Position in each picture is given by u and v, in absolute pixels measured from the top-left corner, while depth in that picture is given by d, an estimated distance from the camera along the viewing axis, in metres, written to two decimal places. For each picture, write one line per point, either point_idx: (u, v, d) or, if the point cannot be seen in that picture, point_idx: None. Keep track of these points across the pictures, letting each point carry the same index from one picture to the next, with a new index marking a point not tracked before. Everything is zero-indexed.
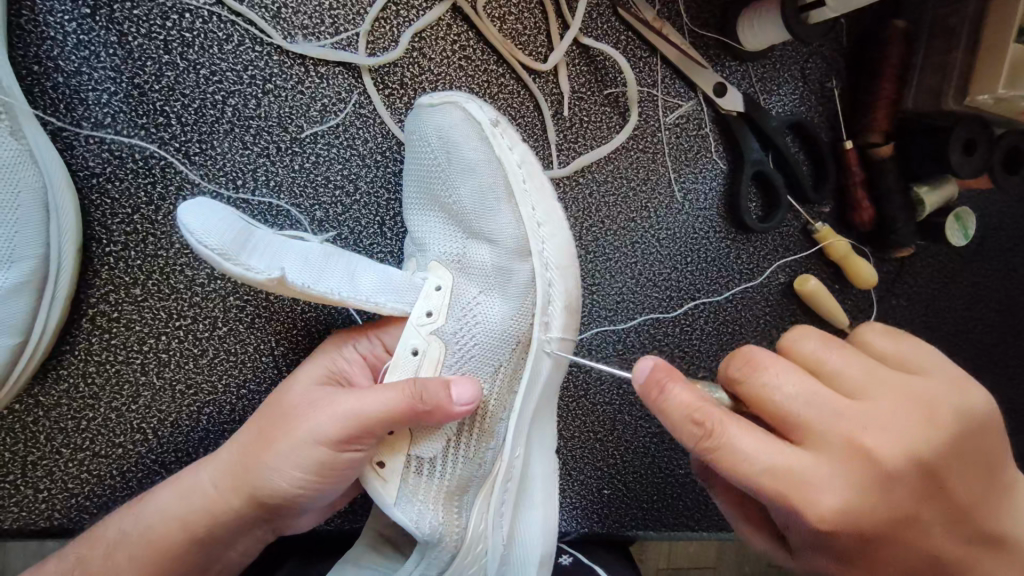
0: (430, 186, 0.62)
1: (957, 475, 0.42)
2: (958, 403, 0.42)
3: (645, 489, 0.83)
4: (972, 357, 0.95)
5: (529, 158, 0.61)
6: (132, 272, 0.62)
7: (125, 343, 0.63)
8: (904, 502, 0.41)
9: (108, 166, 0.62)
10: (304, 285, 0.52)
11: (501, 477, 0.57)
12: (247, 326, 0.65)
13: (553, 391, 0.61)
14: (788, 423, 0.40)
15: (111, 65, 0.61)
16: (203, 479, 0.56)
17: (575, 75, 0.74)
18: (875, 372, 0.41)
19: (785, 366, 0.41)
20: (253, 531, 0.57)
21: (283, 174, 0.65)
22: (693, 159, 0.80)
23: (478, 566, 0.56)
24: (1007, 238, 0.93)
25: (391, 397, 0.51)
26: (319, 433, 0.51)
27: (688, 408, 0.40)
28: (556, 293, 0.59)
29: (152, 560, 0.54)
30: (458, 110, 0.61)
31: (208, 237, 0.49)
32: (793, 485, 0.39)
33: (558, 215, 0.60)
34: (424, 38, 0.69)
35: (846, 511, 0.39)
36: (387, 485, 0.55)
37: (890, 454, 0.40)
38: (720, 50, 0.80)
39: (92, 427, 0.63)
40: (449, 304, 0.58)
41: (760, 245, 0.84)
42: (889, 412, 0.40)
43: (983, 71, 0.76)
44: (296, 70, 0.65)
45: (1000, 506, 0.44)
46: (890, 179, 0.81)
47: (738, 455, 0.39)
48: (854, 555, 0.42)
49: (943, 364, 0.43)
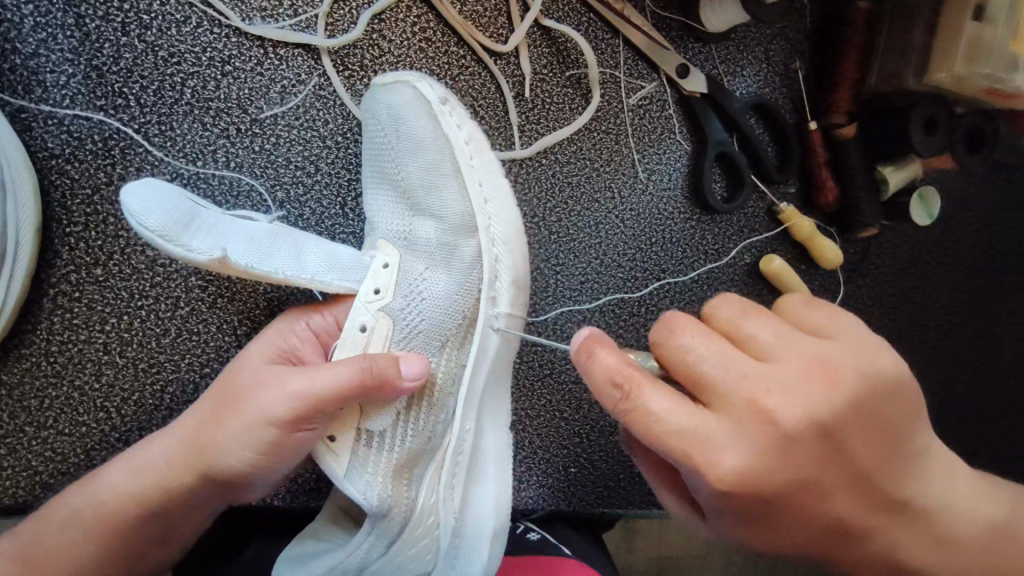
0: (382, 164, 0.63)
1: (860, 438, 0.43)
2: (864, 365, 0.42)
3: (611, 467, 0.84)
4: (941, 337, 0.96)
5: (476, 135, 0.62)
6: (93, 252, 0.63)
7: (87, 322, 0.64)
8: (804, 463, 0.42)
9: (67, 147, 0.62)
10: (247, 265, 0.54)
11: (451, 450, 0.59)
12: (210, 306, 0.66)
13: (505, 364, 0.63)
14: (703, 384, 0.41)
15: (68, 46, 0.62)
16: (156, 454, 0.57)
17: (536, 57, 0.75)
18: (786, 335, 0.42)
19: (700, 328, 0.42)
20: (208, 505, 0.59)
21: (243, 154, 0.66)
22: (657, 139, 0.81)
23: (429, 537, 0.58)
24: (972, 219, 0.94)
25: (341, 374, 0.52)
26: (269, 411, 0.53)
27: (611, 370, 0.42)
28: (503, 268, 0.60)
29: (109, 530, 0.56)
30: (410, 87, 0.62)
31: (151, 220, 0.54)
32: (690, 444, 0.40)
33: (506, 188, 0.61)
34: (384, 20, 0.69)
35: (745, 472, 0.40)
36: (337, 459, 0.57)
37: (792, 414, 0.40)
38: (683, 32, 0.81)
39: (55, 405, 0.64)
40: (397, 280, 0.59)
41: (725, 226, 0.85)
42: (796, 377, 0.41)
43: (940, 52, 0.77)
44: (256, 52, 0.66)
45: (899, 468, 0.46)
46: (851, 159, 0.82)
47: (649, 416, 0.40)
48: (756, 513, 0.43)
49: (854, 328, 0.44)
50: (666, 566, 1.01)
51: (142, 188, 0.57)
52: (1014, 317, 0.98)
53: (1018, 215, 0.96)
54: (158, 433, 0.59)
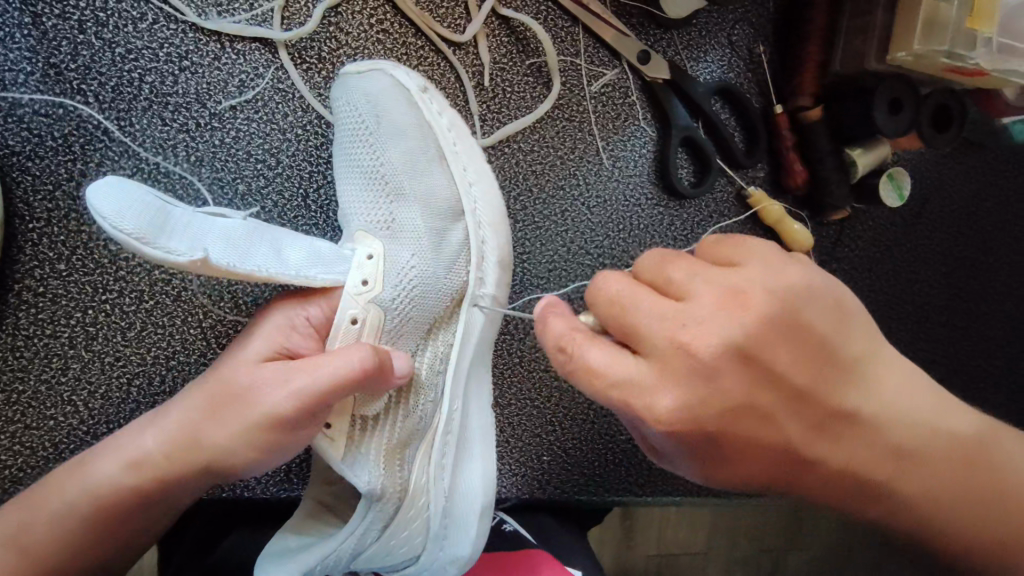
0: (358, 147, 0.64)
1: (786, 353, 0.43)
2: (772, 286, 0.43)
3: (585, 455, 0.84)
4: (920, 320, 0.95)
5: (457, 122, 0.67)
6: (56, 247, 0.65)
7: (52, 317, 0.65)
8: (734, 391, 0.43)
9: (28, 144, 0.64)
10: (229, 265, 0.52)
11: (441, 429, 0.62)
12: (175, 299, 0.67)
13: (488, 343, 0.67)
14: (628, 332, 0.43)
15: (26, 45, 0.64)
16: (151, 446, 0.56)
17: (495, 46, 0.76)
18: (700, 273, 0.44)
19: (628, 280, 0.44)
20: (203, 489, 0.59)
21: (203, 148, 0.67)
22: (621, 127, 0.81)
23: (421, 517, 0.59)
24: (945, 199, 0.94)
25: (342, 364, 0.51)
26: (278, 406, 0.52)
27: (560, 334, 0.44)
28: (490, 249, 0.65)
29: (70, 521, 0.55)
30: (385, 76, 0.66)
31: (124, 221, 0.51)
32: (629, 391, 0.42)
33: (488, 172, 0.67)
34: (340, 12, 0.70)
35: (680, 409, 0.42)
36: (335, 445, 0.56)
37: (710, 344, 0.41)
38: (643, 18, 0.81)
39: (22, 400, 0.64)
40: (384, 271, 0.60)
41: (693, 211, 0.84)
42: (712, 310, 0.42)
43: (900, 30, 0.77)
44: (212, 47, 0.67)
45: (835, 382, 0.45)
46: (818, 141, 0.82)
47: (590, 370, 0.42)
48: (701, 444, 0.44)
49: (759, 253, 0.45)
50: (664, 560, 1.00)
51: (107, 186, 0.54)
52: (992, 297, 0.98)
53: (990, 195, 0.96)
54: (147, 421, 0.57)
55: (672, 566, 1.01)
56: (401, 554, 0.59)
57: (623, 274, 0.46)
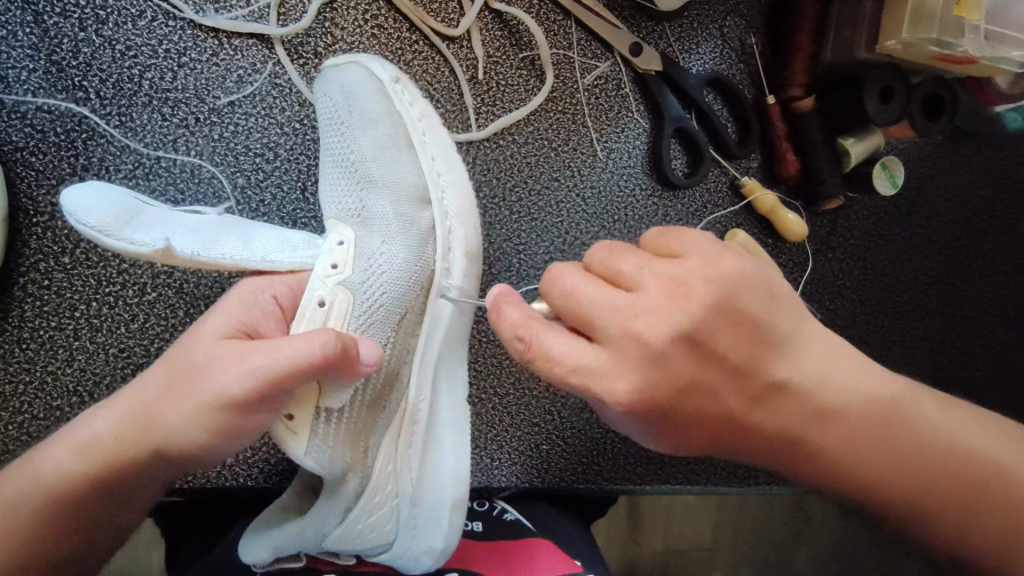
0: (331, 134, 0.66)
1: (727, 333, 0.46)
2: (713, 274, 0.45)
3: (584, 443, 0.85)
4: (918, 309, 0.96)
5: (427, 113, 0.70)
6: (60, 241, 0.66)
7: (57, 309, 0.66)
8: (683, 371, 0.45)
9: (31, 140, 0.66)
10: (192, 255, 0.55)
11: (408, 418, 0.64)
12: (177, 292, 0.69)
13: (459, 336, 0.69)
14: (585, 321, 0.45)
15: (28, 43, 0.65)
16: (102, 431, 0.54)
17: (489, 39, 0.77)
18: (646, 266, 0.45)
19: (579, 273, 0.46)
20: (162, 475, 0.58)
21: (202, 143, 0.69)
22: (615, 118, 0.82)
23: (389, 505, 0.60)
24: (940, 187, 0.95)
25: (301, 349, 0.49)
26: (223, 388, 0.49)
27: (515, 323, 0.45)
28: (456, 239, 0.68)
29: (46, 503, 0.54)
30: (361, 66, 0.69)
31: (91, 217, 0.56)
32: (585, 376, 0.44)
33: (456, 161, 0.69)
34: (336, 8, 0.72)
35: (637, 392, 0.44)
36: (297, 438, 0.55)
37: (661, 332, 0.44)
38: (634, 11, 0.83)
39: (28, 391, 0.66)
40: (353, 257, 0.61)
41: (688, 202, 0.85)
42: (660, 299, 0.44)
43: (890, 19, 0.78)
44: (210, 43, 0.69)
45: (770, 357, 0.47)
46: (811, 130, 0.82)
47: (548, 359, 0.44)
48: (653, 420, 0.47)
49: (699, 243, 0.46)
50: (670, 557, 1.01)
51: (82, 190, 0.60)
52: (989, 285, 0.99)
53: (986, 183, 0.97)
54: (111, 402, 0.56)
55: (678, 562, 1.02)
56: (372, 541, 0.60)
57: (575, 266, 0.47)
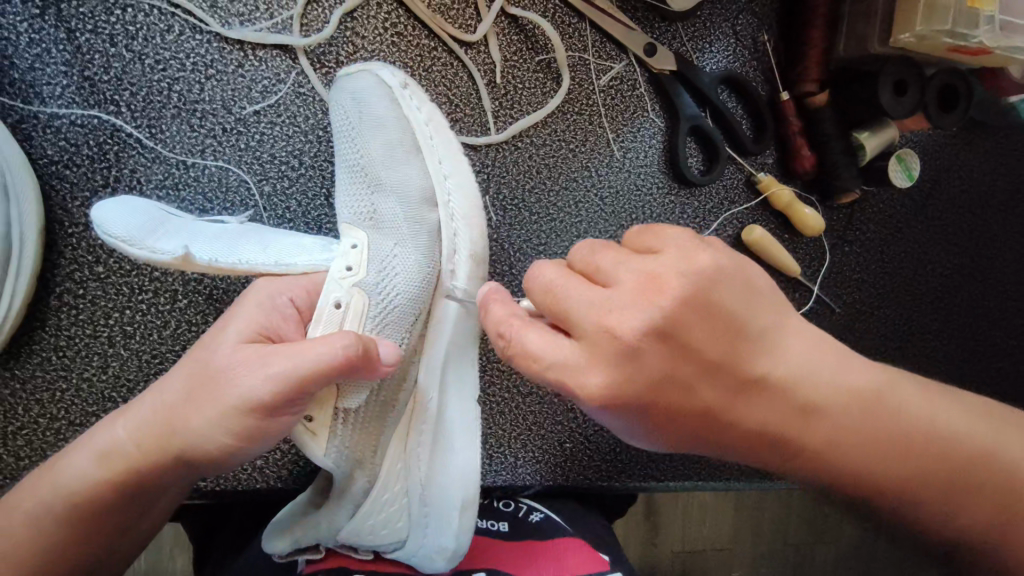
0: (341, 141, 0.68)
1: (699, 327, 0.44)
2: (686, 268, 0.44)
3: (605, 440, 0.86)
4: (936, 302, 0.96)
5: (434, 116, 0.71)
6: (94, 250, 0.68)
7: (92, 318, 0.68)
8: (656, 367, 0.44)
9: (65, 154, 0.67)
10: (210, 260, 0.57)
11: (417, 418, 0.65)
12: (207, 299, 0.70)
13: (467, 338, 0.69)
14: (562, 319, 0.45)
15: (62, 59, 0.67)
16: (124, 439, 0.55)
17: (506, 44, 0.79)
18: (623, 261, 0.45)
19: (559, 269, 0.46)
20: (186, 479, 0.58)
21: (230, 152, 0.70)
22: (631, 118, 0.83)
23: (399, 503, 0.62)
24: (956, 179, 0.95)
25: (325, 353, 0.49)
26: (251, 392, 0.50)
27: (498, 318, 0.47)
28: (461, 242, 0.68)
29: (75, 510, 0.55)
30: (370, 74, 0.70)
31: (116, 229, 0.58)
32: (560, 372, 0.44)
33: (464, 167, 0.70)
34: (356, 17, 0.73)
35: (610, 386, 0.43)
36: (317, 440, 0.57)
37: (632, 328, 0.43)
38: (647, 12, 0.84)
39: (66, 397, 0.67)
40: (367, 259, 0.62)
41: (705, 199, 0.86)
42: (631, 294, 0.44)
43: (903, 13, 0.78)
44: (236, 55, 0.70)
45: (746, 352, 0.45)
46: (826, 126, 0.83)
47: (526, 353, 0.45)
48: (630, 417, 0.46)
49: (675, 237, 0.45)
50: (690, 557, 1.01)
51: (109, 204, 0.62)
52: (1006, 277, 0.99)
53: (1001, 175, 0.97)
54: (129, 409, 0.57)
55: (698, 562, 1.02)
56: (386, 537, 0.61)
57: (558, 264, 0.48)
